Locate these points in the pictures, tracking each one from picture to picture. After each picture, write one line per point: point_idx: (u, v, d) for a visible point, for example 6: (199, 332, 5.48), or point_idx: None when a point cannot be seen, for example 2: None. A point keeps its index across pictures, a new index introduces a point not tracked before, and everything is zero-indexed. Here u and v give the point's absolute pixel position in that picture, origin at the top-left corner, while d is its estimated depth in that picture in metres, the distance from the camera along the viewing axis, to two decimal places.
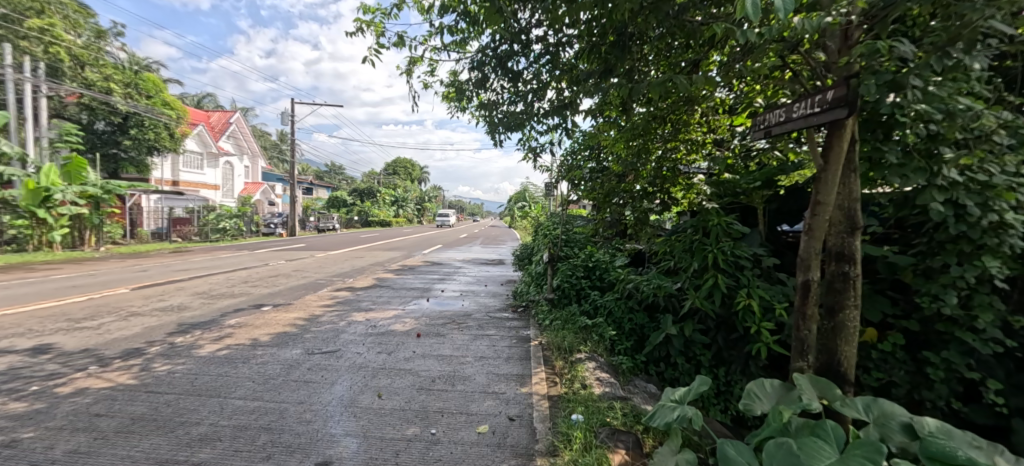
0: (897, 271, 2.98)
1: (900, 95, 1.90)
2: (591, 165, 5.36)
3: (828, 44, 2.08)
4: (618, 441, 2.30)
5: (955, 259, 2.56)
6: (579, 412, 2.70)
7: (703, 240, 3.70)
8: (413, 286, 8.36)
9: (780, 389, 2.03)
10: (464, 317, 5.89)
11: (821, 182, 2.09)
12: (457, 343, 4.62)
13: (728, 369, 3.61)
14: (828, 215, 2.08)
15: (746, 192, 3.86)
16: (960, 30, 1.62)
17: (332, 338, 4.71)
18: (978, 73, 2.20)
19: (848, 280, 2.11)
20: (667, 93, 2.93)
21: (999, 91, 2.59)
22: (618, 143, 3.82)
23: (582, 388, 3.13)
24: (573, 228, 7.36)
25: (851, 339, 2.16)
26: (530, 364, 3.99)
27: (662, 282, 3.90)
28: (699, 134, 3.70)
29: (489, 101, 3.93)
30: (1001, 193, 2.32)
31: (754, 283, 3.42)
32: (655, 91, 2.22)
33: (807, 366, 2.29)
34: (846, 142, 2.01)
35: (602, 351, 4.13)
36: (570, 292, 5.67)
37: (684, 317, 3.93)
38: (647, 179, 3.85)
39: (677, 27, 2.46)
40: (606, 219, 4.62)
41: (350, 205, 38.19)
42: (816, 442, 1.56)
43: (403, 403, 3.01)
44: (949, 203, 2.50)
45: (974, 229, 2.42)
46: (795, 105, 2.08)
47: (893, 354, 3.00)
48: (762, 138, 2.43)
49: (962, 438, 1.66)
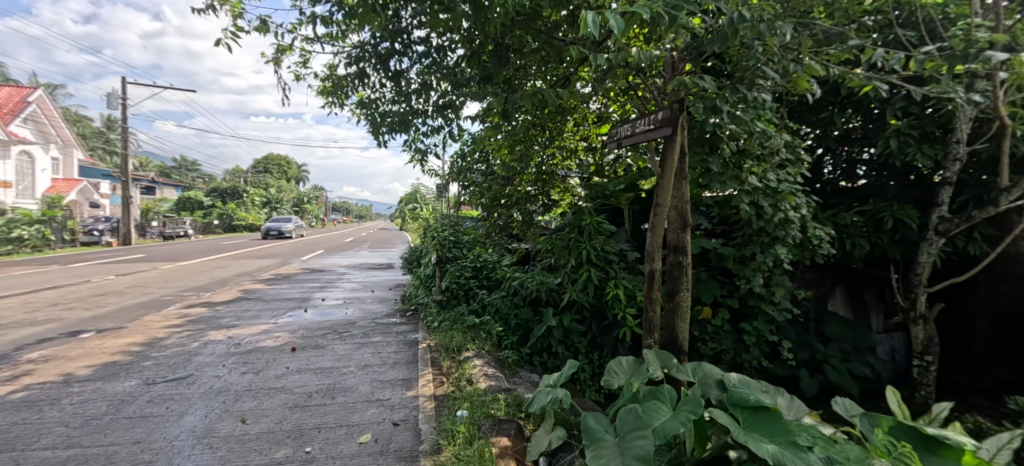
0: (724, 259, 3.72)
1: (718, 117, 2.35)
2: (481, 167, 5.59)
3: (664, 73, 2.47)
4: (500, 430, 2.42)
5: (759, 248, 3.33)
6: (464, 408, 2.76)
7: (577, 238, 4.10)
8: (289, 297, 7.62)
9: (633, 364, 2.33)
10: (347, 326, 5.58)
11: (660, 188, 2.49)
12: (338, 353, 4.37)
13: (601, 353, 4.09)
14: (666, 215, 2.48)
15: (614, 195, 4.32)
16: (746, 73, 2.14)
17: (182, 362, 4.08)
18: (769, 104, 2.86)
19: (683, 268, 2.53)
20: (543, 104, 3.19)
21: (783, 119, 3.45)
22: (503, 148, 4.01)
23: (469, 385, 3.20)
24: (462, 231, 7.39)
25: (685, 317, 2.57)
26: (417, 367, 3.97)
27: (544, 278, 4.27)
28: (571, 142, 4.11)
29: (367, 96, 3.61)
30: (786, 197, 3.07)
31: (620, 275, 3.95)
32: (528, 101, 2.46)
33: (654, 342, 2.67)
34: (677, 154, 2.42)
35: (489, 347, 4.26)
36: (459, 293, 5.72)
37: (564, 308, 4.33)
38: (529, 182, 4.22)
39: (547, 44, 2.75)
40: (496, 222, 4.93)
41: (208, 207, 32.93)
42: (656, 405, 1.81)
43: (273, 424, 2.76)
44: (754, 205, 3.17)
45: (768, 224, 3.17)
46: (638, 121, 2.45)
47: (723, 328, 3.73)
48: (617, 149, 2.78)
49: (756, 386, 2.10)
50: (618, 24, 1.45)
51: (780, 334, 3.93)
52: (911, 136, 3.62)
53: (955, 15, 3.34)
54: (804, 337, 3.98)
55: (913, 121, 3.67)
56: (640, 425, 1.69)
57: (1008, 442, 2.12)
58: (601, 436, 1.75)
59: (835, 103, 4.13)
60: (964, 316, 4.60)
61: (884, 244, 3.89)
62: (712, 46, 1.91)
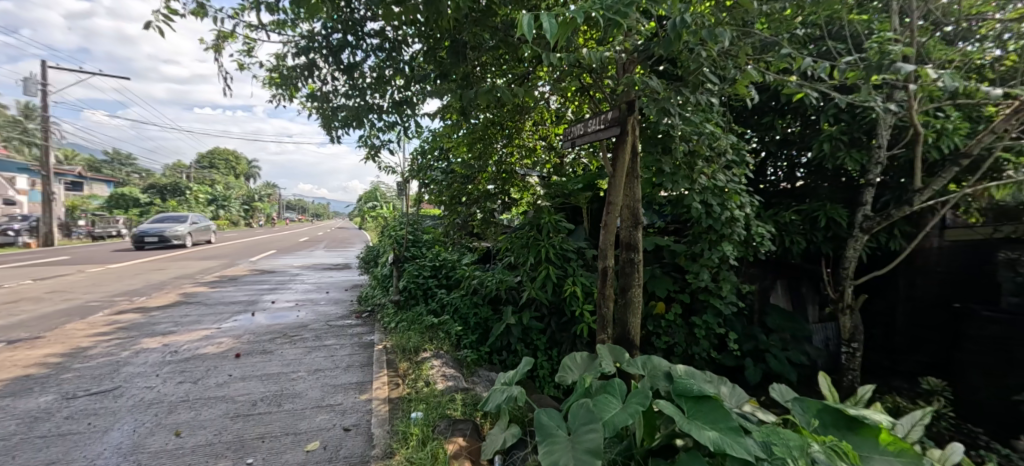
0: (676, 256, 3.87)
1: (666, 119, 2.42)
2: (441, 165, 5.53)
3: (618, 73, 2.53)
4: (456, 430, 2.40)
5: (708, 245, 3.49)
6: (419, 409, 2.72)
7: (536, 235, 4.12)
8: (235, 300, 7.20)
9: (587, 359, 2.39)
10: (298, 329, 5.35)
11: (613, 187, 2.56)
12: (287, 358, 4.18)
13: (559, 350, 4.14)
14: (618, 213, 2.55)
15: (573, 193, 4.32)
16: (691, 76, 2.23)
17: (110, 373, 3.76)
18: (716, 109, 3.00)
19: (634, 264, 2.60)
20: (501, 103, 3.17)
21: (730, 122, 3.64)
22: (462, 145, 3.96)
23: (426, 386, 3.15)
24: (421, 230, 7.27)
25: (637, 312, 2.65)
26: (372, 370, 3.86)
27: (503, 276, 4.32)
28: (530, 141, 4.15)
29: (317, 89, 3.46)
30: (732, 196, 3.24)
31: (578, 272, 4.03)
32: (484, 98, 2.45)
33: (608, 337, 2.74)
34: (629, 154, 2.49)
35: (448, 347, 4.22)
36: (417, 292, 5.62)
37: (523, 306, 4.35)
38: (489, 180, 4.22)
39: (505, 42, 2.74)
40: (456, 220, 4.66)
41: (145, 205, 30.54)
42: (607, 399, 1.86)
43: (211, 436, 2.60)
44: (703, 205, 3.32)
45: (716, 221, 3.33)
46: (591, 121, 2.50)
47: (675, 322, 3.90)
48: (571, 147, 2.82)
49: (701, 377, 2.20)
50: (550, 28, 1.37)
51: (727, 327, 4.14)
52: (841, 140, 3.92)
53: (877, 31, 3.64)
54: (749, 329, 4.21)
55: (843, 127, 3.97)
56: (591, 419, 1.73)
57: (920, 418, 2.34)
58: (553, 432, 1.77)
59: (775, 109, 4.39)
60: (887, 306, 5.07)
61: (817, 240, 4.19)
62: (660, 49, 1.98)
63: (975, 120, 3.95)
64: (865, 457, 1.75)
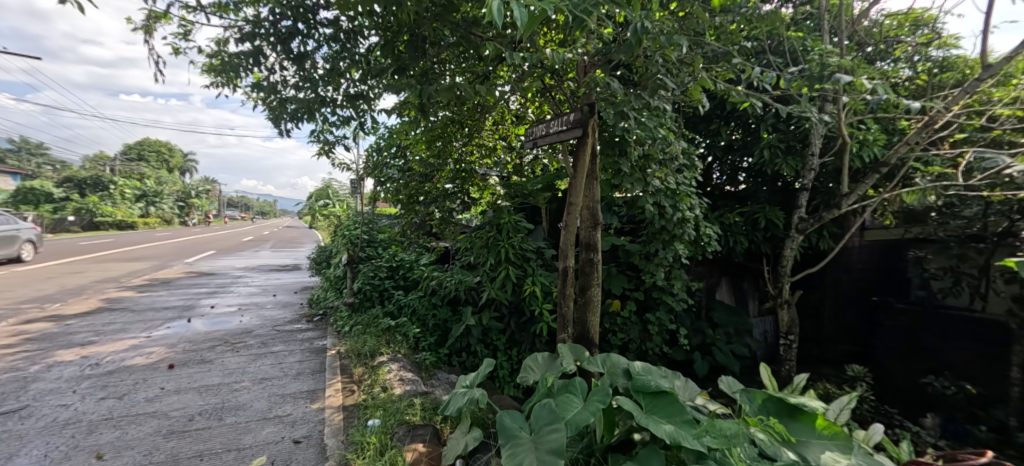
0: (631, 255, 4.00)
1: (624, 123, 2.48)
2: (398, 162, 5.38)
3: (578, 75, 2.56)
4: (415, 436, 2.33)
5: (661, 245, 3.63)
6: (376, 416, 2.62)
7: (496, 236, 4.11)
8: (169, 305, 6.63)
9: (548, 358, 2.40)
10: (242, 336, 5.01)
11: (574, 188, 2.58)
12: (229, 367, 3.90)
13: (519, 349, 4.15)
14: (578, 214, 2.58)
15: (533, 193, 4.46)
16: (648, 80, 2.29)
17: (15, 391, 3.33)
18: (670, 114, 3.12)
19: (593, 264, 2.65)
20: (461, 101, 3.11)
21: (681, 127, 3.80)
22: (421, 143, 3.85)
23: (382, 391, 3.04)
24: (377, 229, 7.03)
25: (596, 312, 2.69)
26: (324, 376, 3.69)
27: (463, 277, 4.27)
28: (490, 139, 3.99)
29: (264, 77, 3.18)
30: (683, 198, 3.38)
31: (537, 272, 4.06)
32: (444, 94, 2.38)
33: (568, 336, 2.76)
34: (589, 156, 2.53)
35: (406, 350, 4.10)
36: (373, 294, 5.44)
37: (483, 306, 4.32)
38: (448, 179, 4.14)
39: (466, 40, 2.69)
40: (413, 220, 4.66)
41: (61, 201, 27.53)
42: (569, 398, 1.87)
43: (139, 457, 2.36)
44: (657, 206, 3.44)
45: (668, 222, 3.46)
46: (552, 122, 2.51)
47: (630, 319, 4.02)
48: (532, 148, 2.82)
49: (657, 373, 2.27)
50: (520, 16, 1.31)
51: (678, 323, 4.33)
52: (778, 148, 4.20)
53: (811, 47, 3.93)
54: (698, 324, 4.43)
55: (781, 136, 4.25)
56: (553, 419, 1.73)
57: (847, 403, 2.55)
58: (516, 433, 1.76)
59: (721, 116, 4.63)
60: (817, 300, 5.52)
61: (758, 240, 4.47)
62: (620, 54, 2.03)
63: (891, 132, 4.37)
64: (803, 442, 1.87)
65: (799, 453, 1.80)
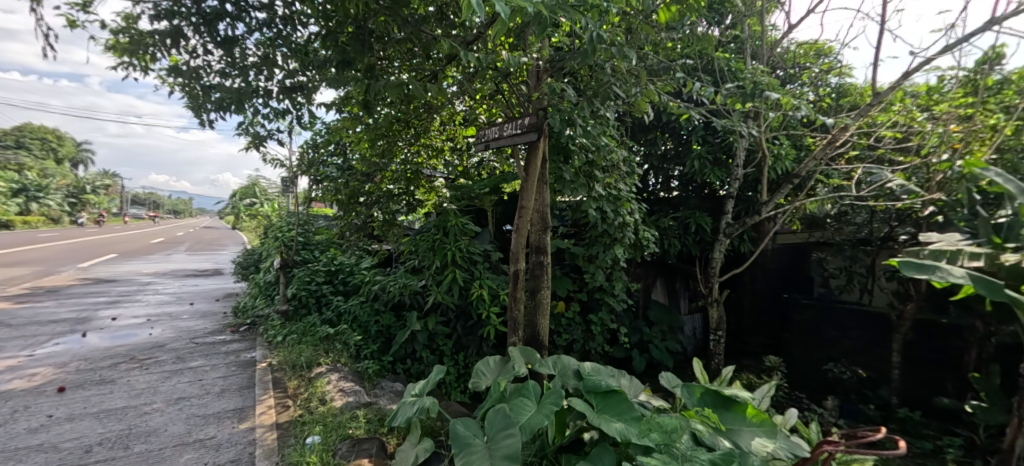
0: (575, 258, 4.11)
1: (572, 129, 2.52)
2: (336, 160, 5.12)
3: (529, 81, 2.59)
4: (361, 451, 2.20)
5: (604, 248, 3.77)
6: (316, 433, 2.45)
7: (443, 239, 4.08)
8: (59, 319, 5.76)
9: (500, 362, 2.38)
10: (153, 351, 4.47)
11: (524, 191, 2.60)
12: (137, 388, 3.46)
13: (466, 353, 4.09)
14: (529, 217, 2.60)
15: (479, 196, 4.40)
16: (598, 89, 2.36)
17: None
18: (614, 123, 3.25)
19: (543, 267, 2.66)
20: (410, 100, 3.00)
21: (622, 135, 3.97)
22: (364, 142, 3.65)
23: (321, 405, 2.85)
24: (313, 231, 6.61)
25: (546, 314, 2.71)
26: (253, 392, 3.39)
27: (407, 281, 4.13)
28: (437, 141, 3.90)
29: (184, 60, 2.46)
30: (624, 204, 3.54)
31: (484, 275, 4.05)
32: (393, 92, 2.29)
33: (518, 340, 2.76)
34: (540, 161, 2.56)
35: (346, 359, 3.89)
36: (309, 301, 5.12)
37: (428, 311, 4.22)
38: (392, 179, 3.98)
39: (415, 38, 2.60)
40: (353, 222, 4.42)
41: None
42: (523, 402, 1.86)
43: None
44: (600, 211, 3.57)
45: (610, 226, 3.61)
46: (505, 125, 2.50)
47: (575, 320, 4.13)
48: (483, 150, 2.80)
49: (605, 372, 2.34)
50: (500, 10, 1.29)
51: (619, 322, 4.52)
52: (707, 158, 4.55)
53: (735, 68, 4.28)
54: (637, 323, 4.65)
55: (710, 147, 4.60)
56: (508, 424, 1.71)
57: (769, 391, 2.78)
58: (471, 441, 1.72)
59: (658, 126, 4.90)
60: (736, 295, 5.90)
61: (690, 243, 4.80)
62: (573, 61, 2.08)
63: (799, 147, 4.89)
64: (735, 430, 2.00)
65: (733, 442, 1.92)
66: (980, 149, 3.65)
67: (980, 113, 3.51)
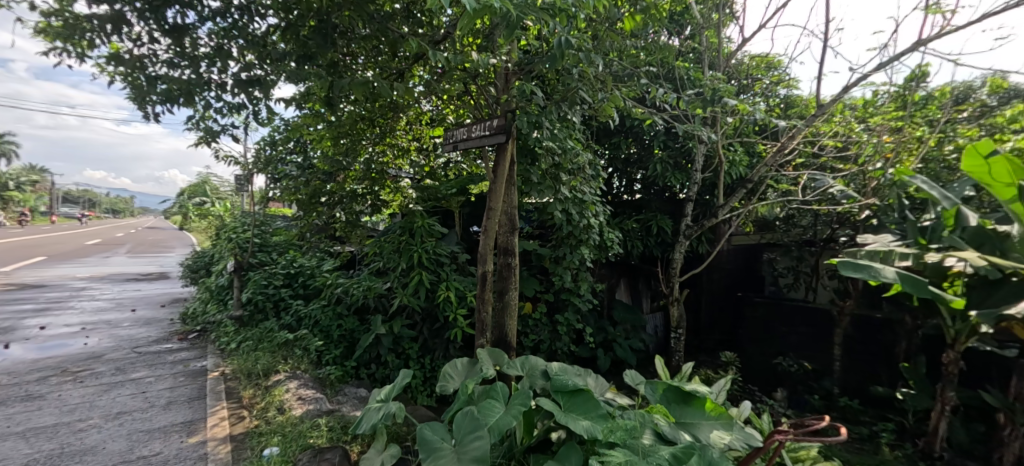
0: (542, 259, 4.15)
1: (539, 132, 2.55)
2: (296, 159, 4.93)
3: (497, 83, 2.59)
4: (322, 460, 2.12)
5: (570, 249, 3.84)
6: (274, 444, 2.35)
7: (409, 241, 4.09)
8: None
9: (467, 365, 2.37)
10: (88, 362, 4.13)
11: (492, 193, 2.61)
12: (71, 403, 3.18)
13: (433, 356, 4.03)
14: (497, 219, 2.63)
15: (446, 196, 4.49)
16: (566, 93, 2.41)
17: None
18: (580, 126, 3.31)
19: (511, 269, 2.67)
20: (375, 98, 2.94)
21: (587, 139, 4.06)
22: (326, 140, 3.54)
23: (279, 414, 2.73)
24: (270, 232, 6.32)
25: (513, 315, 2.72)
26: (204, 403, 3.21)
27: (372, 283, 4.03)
28: (404, 140, 3.80)
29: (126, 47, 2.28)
30: (589, 206, 3.63)
31: (451, 277, 4.02)
32: (358, 90, 2.22)
33: (486, 341, 2.77)
34: (508, 163, 2.57)
35: (306, 365, 3.74)
36: (266, 306, 4.90)
37: (394, 314, 4.14)
38: (356, 179, 3.86)
39: (381, 35, 2.55)
40: (313, 223, 4.21)
41: None
42: (491, 403, 1.86)
43: None
44: (566, 213, 3.64)
45: (576, 228, 3.68)
46: (473, 126, 2.50)
47: (542, 321, 4.17)
48: (450, 151, 2.78)
49: (572, 371, 2.37)
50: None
51: (585, 322, 4.60)
52: (668, 163, 4.73)
53: (694, 76, 4.47)
54: (601, 323, 4.76)
55: (671, 152, 4.78)
56: (476, 427, 1.71)
57: (725, 385, 2.92)
58: (438, 445, 1.71)
59: (621, 131, 5.04)
60: (695, 295, 6.14)
61: (651, 245, 4.97)
62: (541, 65, 2.11)
63: (752, 154, 5.15)
64: (694, 424, 2.06)
65: (692, 435, 1.99)
66: (908, 158, 4.00)
67: (908, 126, 3.87)
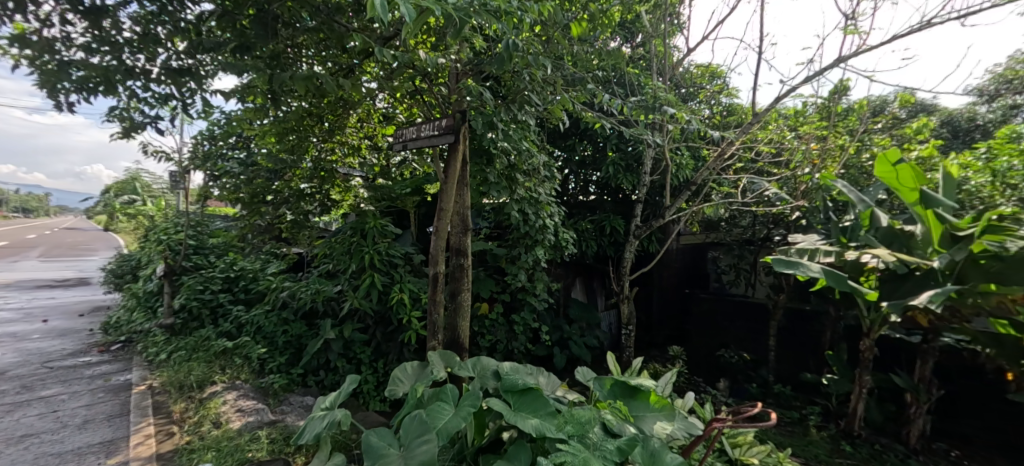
0: (498, 259, 4.16)
1: (492, 132, 2.55)
2: (237, 155, 4.65)
3: (450, 82, 2.57)
4: None
5: (525, 249, 3.88)
6: (208, 460, 2.20)
7: (360, 242, 3.95)
8: None
9: (418, 367, 2.34)
10: None
11: (444, 193, 2.59)
12: None
13: (386, 360, 3.93)
14: (448, 219, 2.60)
15: (400, 196, 4.37)
16: (517, 95, 2.44)
17: None
18: (534, 128, 3.35)
19: (463, 270, 2.65)
20: (322, 93, 2.83)
21: (541, 140, 4.11)
22: (268, 137, 3.36)
23: (215, 428, 2.56)
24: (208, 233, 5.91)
25: (466, 316, 2.70)
26: (129, 420, 2.95)
27: (320, 286, 3.86)
28: (353, 138, 3.70)
29: (33, 28, 2.06)
30: (544, 207, 3.68)
31: (405, 279, 3.94)
32: (301, 85, 2.13)
33: (438, 343, 2.73)
34: (460, 163, 2.56)
35: (247, 374, 3.54)
36: (203, 313, 4.59)
37: (344, 318, 4.00)
38: (303, 178, 3.69)
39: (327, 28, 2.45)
40: (255, 224, 3.91)
41: None
42: (440, 405, 1.84)
43: None
44: (522, 213, 3.67)
45: (531, 228, 3.73)
46: (423, 125, 2.46)
47: (497, 321, 4.18)
48: (401, 150, 2.73)
49: (524, 371, 2.40)
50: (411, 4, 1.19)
51: (540, 321, 4.66)
52: (619, 165, 4.90)
53: (643, 82, 4.65)
54: (556, 322, 4.84)
55: (622, 155, 4.95)
56: (423, 430, 1.69)
57: (671, 378, 3.06)
58: (385, 451, 1.67)
59: (575, 133, 5.15)
60: (646, 293, 6.37)
61: (604, 244, 5.11)
62: (491, 66, 2.11)
63: (697, 158, 5.44)
64: (640, 416, 2.16)
65: (638, 427, 2.08)
66: (831, 164, 4.38)
67: (831, 135, 4.24)
